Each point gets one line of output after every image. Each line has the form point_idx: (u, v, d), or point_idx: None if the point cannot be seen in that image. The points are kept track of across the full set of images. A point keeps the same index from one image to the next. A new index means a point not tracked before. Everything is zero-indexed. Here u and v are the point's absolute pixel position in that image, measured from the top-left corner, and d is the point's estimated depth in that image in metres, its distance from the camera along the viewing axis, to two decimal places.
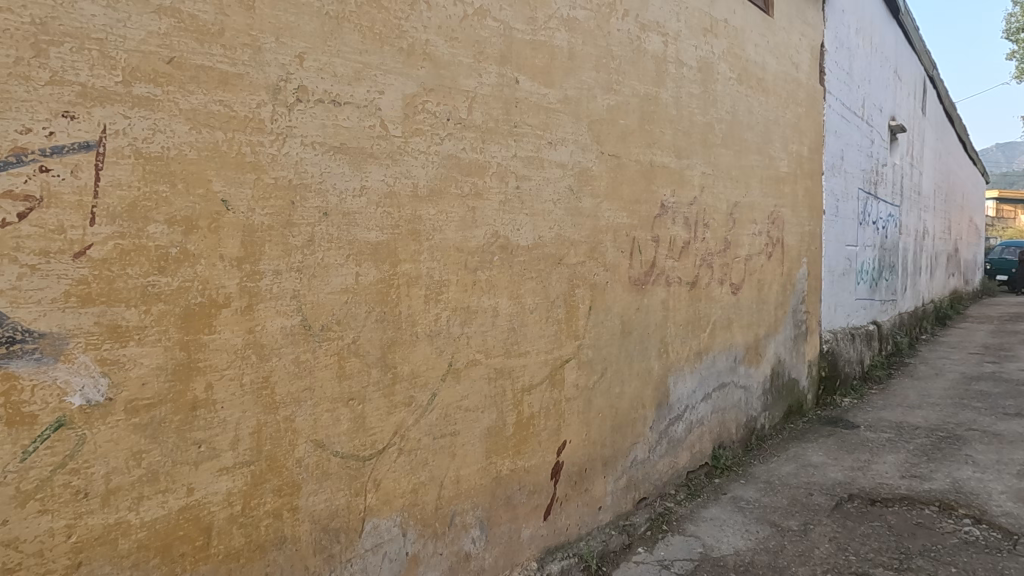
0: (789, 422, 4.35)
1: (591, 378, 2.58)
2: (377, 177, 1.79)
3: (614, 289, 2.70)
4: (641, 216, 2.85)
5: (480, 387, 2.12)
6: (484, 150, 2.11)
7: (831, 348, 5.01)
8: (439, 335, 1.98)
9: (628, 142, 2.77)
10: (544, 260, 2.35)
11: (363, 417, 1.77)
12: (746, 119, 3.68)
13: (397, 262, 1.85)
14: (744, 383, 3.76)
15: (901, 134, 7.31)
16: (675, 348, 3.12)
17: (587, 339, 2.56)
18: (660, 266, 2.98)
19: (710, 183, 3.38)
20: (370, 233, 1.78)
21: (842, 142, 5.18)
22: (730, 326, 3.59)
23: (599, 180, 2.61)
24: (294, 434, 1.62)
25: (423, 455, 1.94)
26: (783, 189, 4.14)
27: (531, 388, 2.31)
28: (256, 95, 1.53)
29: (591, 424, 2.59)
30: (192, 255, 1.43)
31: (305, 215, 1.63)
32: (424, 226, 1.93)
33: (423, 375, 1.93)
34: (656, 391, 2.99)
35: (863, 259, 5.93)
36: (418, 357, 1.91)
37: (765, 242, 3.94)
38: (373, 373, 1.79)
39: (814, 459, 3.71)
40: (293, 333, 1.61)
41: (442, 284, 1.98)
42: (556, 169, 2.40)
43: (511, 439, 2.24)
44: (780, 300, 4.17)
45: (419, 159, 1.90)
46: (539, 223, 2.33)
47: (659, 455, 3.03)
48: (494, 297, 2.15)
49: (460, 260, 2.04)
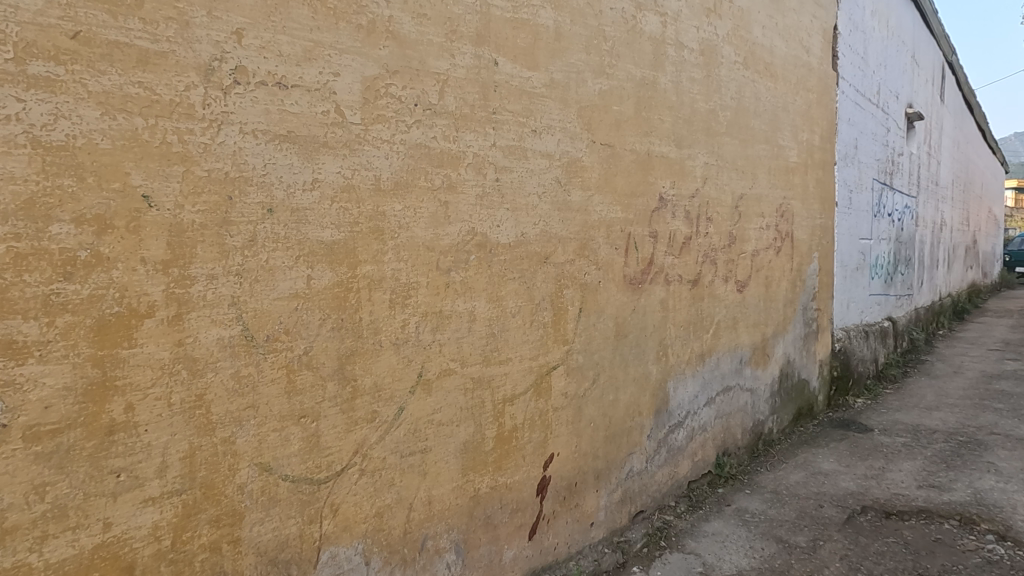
0: (798, 425, 4.13)
1: (582, 385, 2.39)
2: (333, 169, 1.61)
3: (607, 289, 2.50)
4: (638, 210, 2.65)
5: (455, 399, 1.94)
6: (458, 139, 1.92)
7: (844, 347, 4.79)
8: (407, 343, 1.80)
9: (623, 131, 2.56)
10: (528, 259, 2.17)
11: (317, 437, 1.60)
12: (753, 106, 3.46)
13: (357, 263, 1.67)
14: (751, 386, 3.56)
15: (919, 123, 7.03)
16: (675, 351, 2.92)
17: (577, 344, 2.37)
18: (658, 263, 2.78)
19: (714, 174, 3.17)
20: (324, 231, 1.60)
21: (856, 130, 4.94)
22: (735, 326, 3.39)
23: (590, 172, 2.41)
24: (236, 458, 1.45)
25: (389, 475, 1.77)
26: (793, 180, 3.92)
27: (513, 399, 2.12)
28: (184, 76, 1.34)
29: (582, 435, 2.41)
30: (107, 259, 1.25)
31: (246, 212, 1.45)
32: (388, 223, 1.74)
33: (388, 388, 1.75)
34: (655, 397, 2.80)
35: (876, 252, 5.68)
36: (382, 368, 1.74)
37: (773, 236, 3.73)
38: (328, 388, 1.62)
39: (824, 466, 3.50)
40: (232, 345, 1.44)
41: (410, 286, 1.80)
42: (541, 160, 2.20)
43: (491, 454, 2.06)
44: (789, 297, 3.95)
45: (383, 150, 1.72)
46: (522, 218, 2.14)
47: (658, 465, 2.84)
48: (471, 300, 1.97)
49: (432, 260, 1.85)
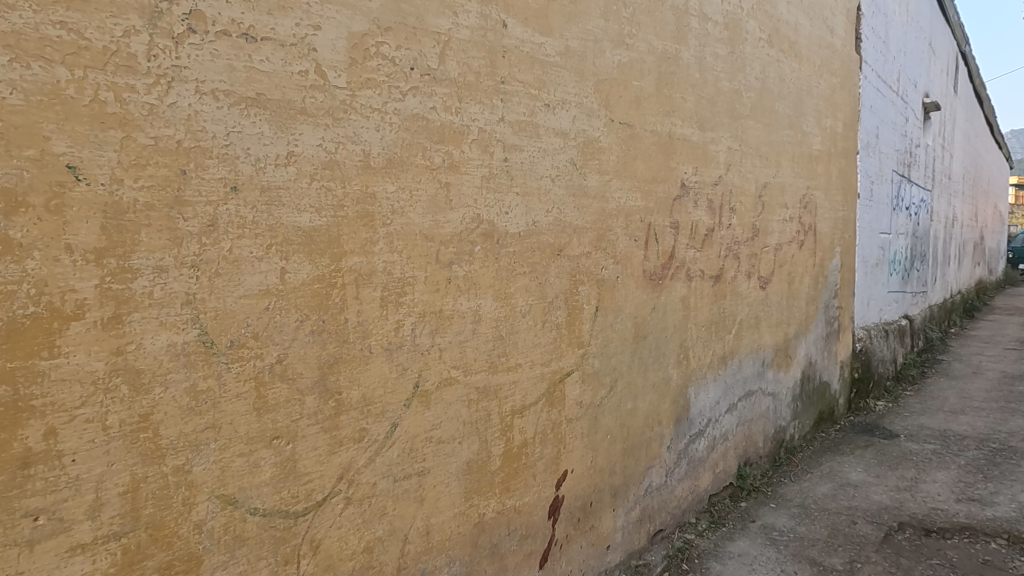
0: (819, 430, 3.88)
1: (598, 394, 2.14)
2: (313, 141, 1.35)
3: (625, 286, 2.24)
4: (658, 198, 2.39)
5: (457, 412, 1.68)
6: (461, 111, 1.66)
7: (864, 347, 4.55)
8: (401, 348, 1.53)
9: (643, 109, 2.30)
10: (540, 251, 1.90)
11: (294, 461, 1.34)
12: (777, 89, 3.21)
13: (341, 254, 1.41)
14: (772, 391, 3.31)
15: (934, 113, 6.76)
16: (697, 354, 2.67)
17: (593, 347, 2.11)
18: (680, 257, 2.53)
19: (738, 160, 2.91)
20: (301, 216, 1.34)
21: (877, 118, 4.68)
22: (758, 325, 3.14)
23: (608, 154, 2.15)
24: (193, 491, 1.19)
25: (380, 503, 1.51)
26: (816, 169, 3.66)
27: (523, 410, 1.86)
28: (121, 17, 1.07)
29: (598, 449, 2.16)
30: (19, 246, 0.99)
31: (203, 190, 1.19)
32: (379, 207, 1.48)
33: (379, 402, 1.49)
34: (676, 405, 2.54)
35: (895, 247, 5.44)
36: (372, 378, 1.47)
37: (796, 229, 3.47)
38: (307, 402, 1.36)
39: (853, 476, 3.25)
40: (186, 353, 1.17)
41: (405, 282, 1.54)
42: (555, 139, 1.94)
43: (498, 474, 1.80)
44: (811, 294, 3.70)
45: (372, 121, 1.46)
46: (533, 205, 1.88)
47: (678, 478, 2.59)
48: (476, 297, 1.71)
49: (430, 251, 1.59)
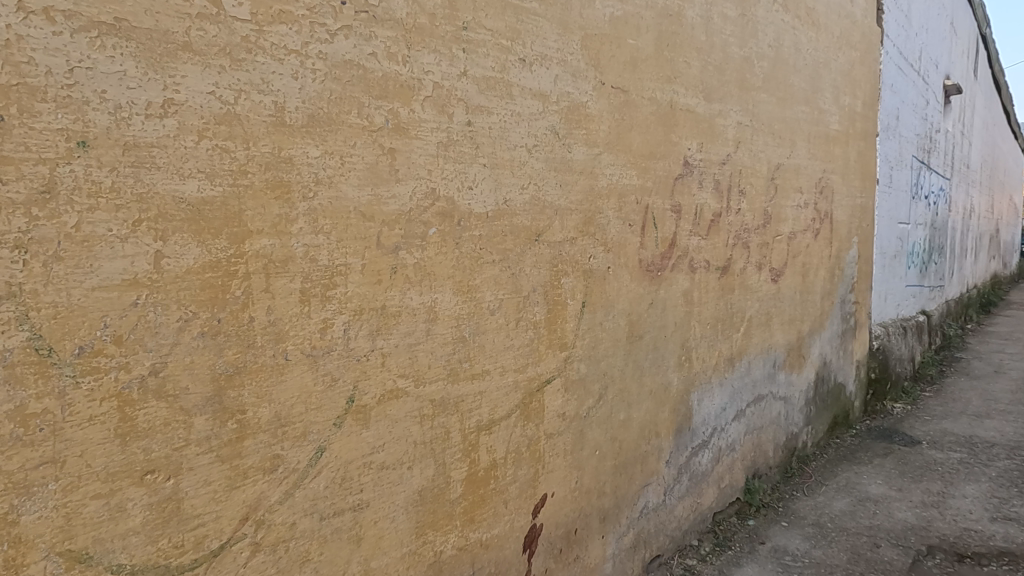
0: (834, 436, 3.57)
1: (584, 404, 1.83)
2: (200, 87, 1.04)
3: (618, 278, 1.93)
4: (657, 176, 2.07)
5: (406, 430, 1.37)
6: (411, 60, 1.34)
7: (881, 346, 4.23)
8: (330, 354, 1.23)
9: (640, 72, 1.98)
10: (513, 235, 1.59)
11: (177, 501, 1.04)
12: (792, 59, 2.88)
13: (243, 233, 1.10)
14: (783, 394, 3.00)
15: (954, 97, 6.40)
16: (700, 356, 2.35)
17: (579, 349, 1.80)
18: (682, 245, 2.21)
19: (749, 137, 2.58)
20: (183, 183, 1.02)
21: (898, 99, 4.34)
22: (769, 323, 2.83)
23: (598, 123, 1.83)
24: (22, 550, 0.88)
25: (301, 548, 1.20)
26: (833, 151, 3.34)
27: (491, 426, 1.56)
28: None
29: (585, 468, 1.85)
30: None
31: (32, 143, 0.87)
32: (298, 177, 1.17)
33: (298, 422, 1.18)
34: (676, 413, 2.23)
35: (913, 239, 5.10)
36: (287, 390, 1.17)
37: (811, 217, 3.15)
38: (195, 426, 1.05)
39: (873, 489, 2.94)
40: (8, 365, 0.86)
41: (335, 272, 1.23)
42: (533, 101, 1.62)
43: (459, 503, 1.49)
44: (827, 288, 3.38)
45: (288, 66, 1.14)
46: (504, 179, 1.56)
47: (678, 496, 2.28)
48: (430, 291, 1.40)
49: (368, 233, 1.28)
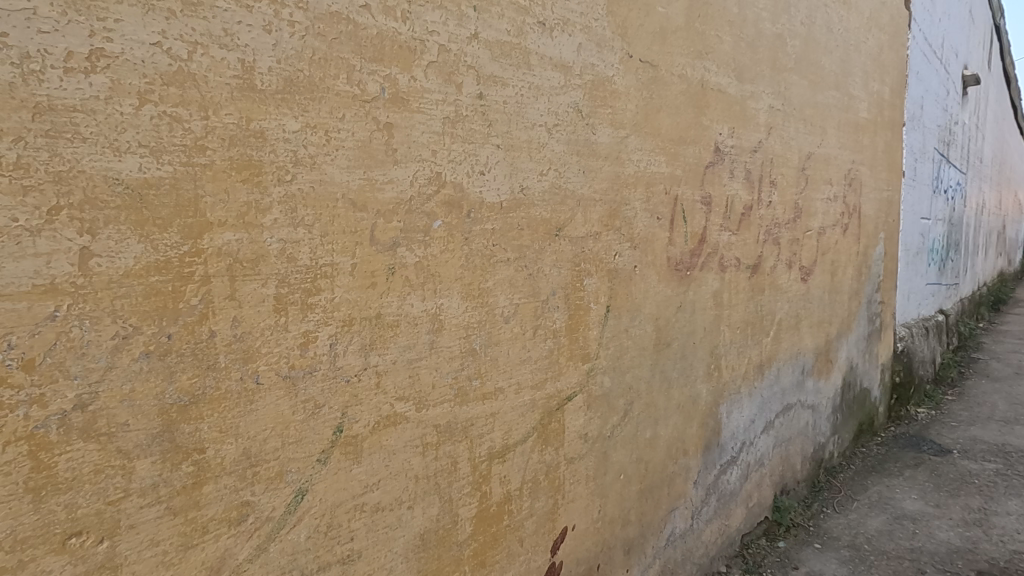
0: (860, 445, 3.36)
1: (608, 422, 1.60)
2: (140, 36, 0.80)
3: (645, 278, 1.70)
4: (687, 163, 1.85)
5: (406, 463, 1.14)
6: (412, 16, 1.11)
7: (905, 348, 4.01)
8: (313, 376, 1.00)
9: (669, 46, 1.75)
10: (530, 229, 1.36)
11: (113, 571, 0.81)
12: (824, 39, 2.65)
13: (201, 225, 0.87)
14: (812, 403, 2.78)
15: (972, 88, 6.18)
16: (730, 363, 2.13)
17: (603, 360, 1.58)
18: (712, 241, 1.99)
19: (780, 123, 2.36)
20: (119, 159, 0.79)
21: (922, 87, 4.12)
22: (798, 326, 2.61)
23: (625, 102, 1.60)
24: None
25: None
26: (862, 140, 3.11)
27: (505, 453, 1.33)
28: None
29: (609, 494, 1.63)
30: None
31: None
32: (272, 155, 0.94)
33: (272, 460, 0.95)
34: (704, 428, 2.01)
35: (934, 235, 4.89)
36: (258, 422, 0.94)
37: (840, 211, 2.93)
38: (137, 472, 0.82)
39: (908, 506, 2.72)
40: None
41: (319, 275, 1.00)
42: (553, 73, 1.39)
43: (468, 546, 1.27)
44: (854, 288, 3.16)
45: (259, 16, 0.91)
46: (520, 163, 1.33)
47: (706, 520, 2.06)
48: (436, 297, 1.18)
49: (359, 225, 1.05)
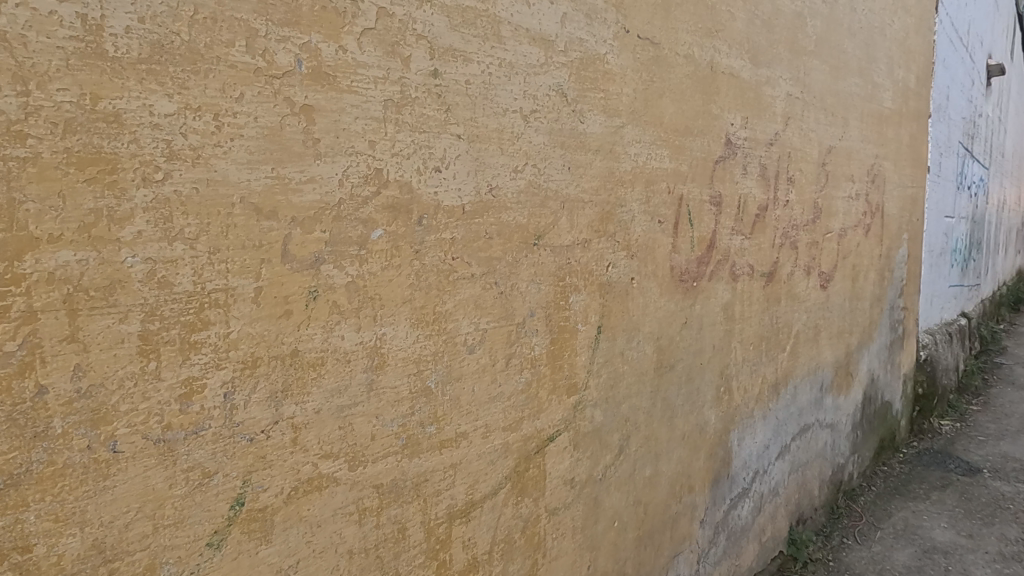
0: (881, 463, 3.10)
1: (599, 463, 1.36)
2: None
3: (644, 292, 1.46)
4: (694, 158, 1.60)
5: (336, 537, 0.91)
6: None
7: (928, 357, 3.75)
8: (198, 436, 0.76)
9: (674, 21, 1.50)
10: (502, 237, 1.12)
11: None
12: (847, 20, 2.39)
13: (22, 241, 0.63)
14: (830, 421, 2.53)
15: (996, 80, 5.87)
16: (742, 385, 1.88)
17: (593, 391, 1.34)
18: (722, 247, 1.74)
19: (799, 112, 2.10)
20: None
21: (948, 75, 3.84)
22: (817, 339, 2.35)
23: (621, 86, 1.36)
24: None
25: None
26: (886, 133, 2.85)
27: (470, 511, 1.10)
28: None
29: (600, 546, 1.39)
30: None
31: None
32: (133, 145, 0.69)
33: (138, 552, 0.72)
34: (712, 460, 1.77)
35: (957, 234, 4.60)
36: (118, 502, 0.70)
37: (862, 210, 2.67)
38: None
39: (938, 537, 2.47)
40: None
41: (207, 304, 0.76)
42: (530, 48, 1.15)
43: None
44: (877, 294, 2.90)
45: None
46: (489, 157, 1.09)
47: (714, 562, 1.82)
48: (376, 326, 0.94)
49: (266, 238, 0.81)
